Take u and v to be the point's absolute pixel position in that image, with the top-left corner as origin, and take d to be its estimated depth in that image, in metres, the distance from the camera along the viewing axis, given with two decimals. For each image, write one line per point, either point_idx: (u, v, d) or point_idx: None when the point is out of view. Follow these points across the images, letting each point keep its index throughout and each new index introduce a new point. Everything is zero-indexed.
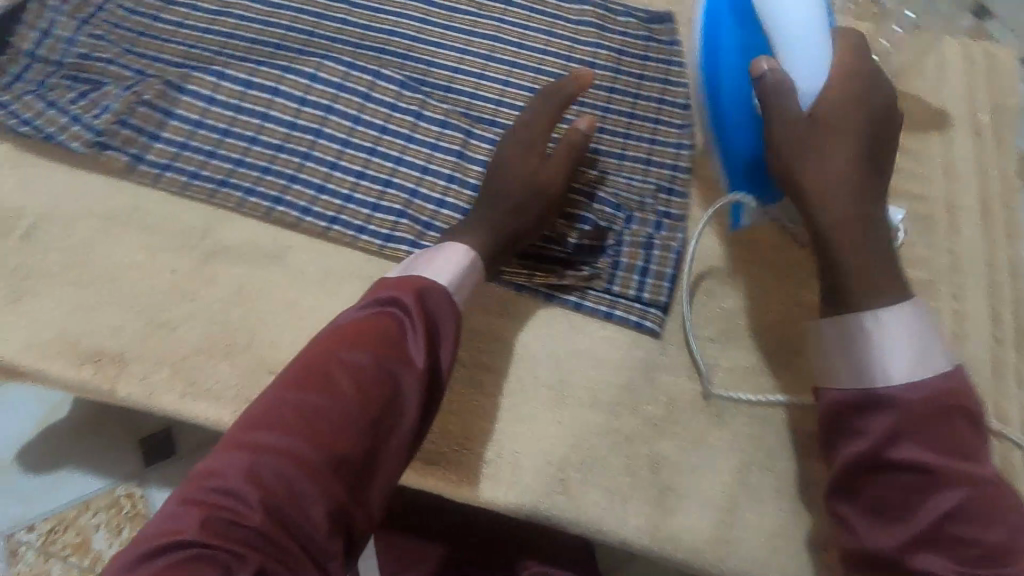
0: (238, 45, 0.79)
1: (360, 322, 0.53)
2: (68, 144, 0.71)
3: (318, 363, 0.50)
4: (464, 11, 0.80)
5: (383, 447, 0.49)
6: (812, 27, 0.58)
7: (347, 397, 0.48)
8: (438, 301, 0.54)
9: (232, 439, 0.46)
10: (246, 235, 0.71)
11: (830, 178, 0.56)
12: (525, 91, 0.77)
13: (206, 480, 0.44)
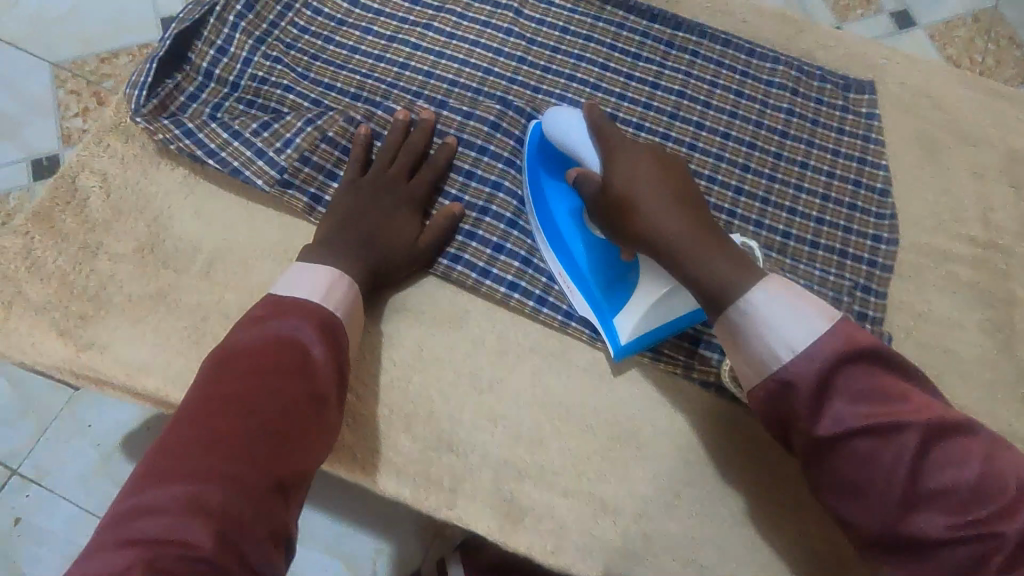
0: (414, 79, 0.77)
1: (256, 341, 0.54)
2: (253, 179, 0.69)
3: (235, 386, 0.51)
4: (648, 66, 0.80)
5: (297, 461, 0.51)
6: (585, 143, 0.63)
7: (272, 424, 0.50)
8: (330, 327, 0.58)
9: (147, 472, 0.47)
10: (424, 292, 0.68)
11: (671, 218, 0.58)
12: (713, 158, 0.76)
13: (136, 515, 0.44)
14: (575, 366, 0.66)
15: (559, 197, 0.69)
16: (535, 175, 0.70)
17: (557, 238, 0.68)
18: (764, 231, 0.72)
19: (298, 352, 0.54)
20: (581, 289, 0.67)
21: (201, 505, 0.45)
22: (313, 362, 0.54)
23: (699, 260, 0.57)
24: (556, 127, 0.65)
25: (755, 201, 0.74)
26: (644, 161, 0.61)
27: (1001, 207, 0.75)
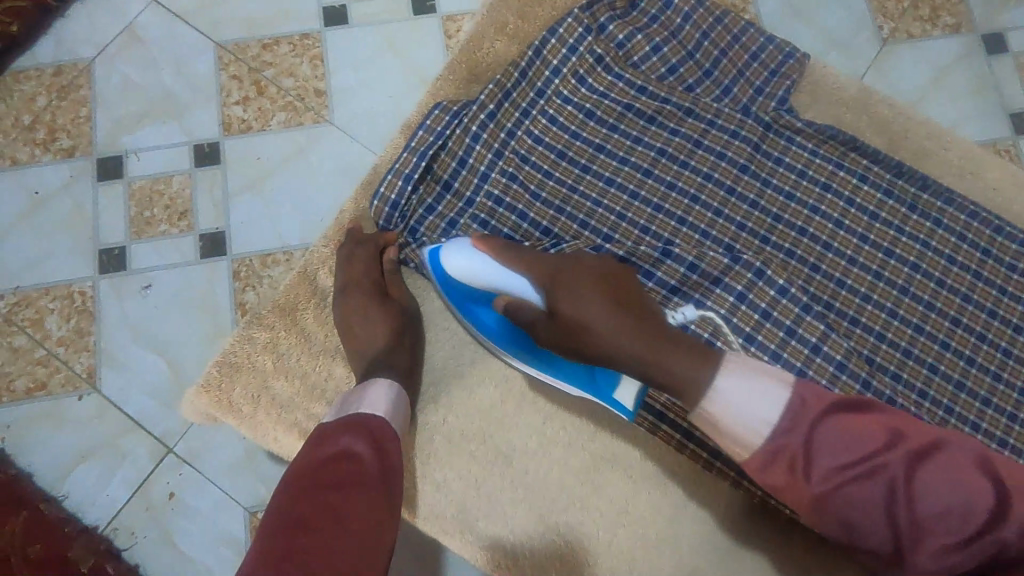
0: (642, 211, 0.76)
1: (312, 464, 0.53)
2: None
3: (297, 506, 0.49)
4: (885, 228, 0.76)
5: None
6: (493, 272, 0.65)
7: (336, 533, 0.47)
8: (377, 442, 0.57)
9: None
10: (635, 448, 0.70)
11: (602, 323, 0.58)
12: (938, 344, 0.73)
13: None
14: (771, 546, 0.68)
15: (487, 314, 0.69)
16: (466, 309, 0.70)
17: (520, 347, 0.68)
18: (980, 434, 0.71)
19: (352, 470, 0.53)
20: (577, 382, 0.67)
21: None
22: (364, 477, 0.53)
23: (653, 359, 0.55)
24: (456, 261, 0.66)
25: (975, 399, 0.72)
26: (539, 269, 0.64)
27: None
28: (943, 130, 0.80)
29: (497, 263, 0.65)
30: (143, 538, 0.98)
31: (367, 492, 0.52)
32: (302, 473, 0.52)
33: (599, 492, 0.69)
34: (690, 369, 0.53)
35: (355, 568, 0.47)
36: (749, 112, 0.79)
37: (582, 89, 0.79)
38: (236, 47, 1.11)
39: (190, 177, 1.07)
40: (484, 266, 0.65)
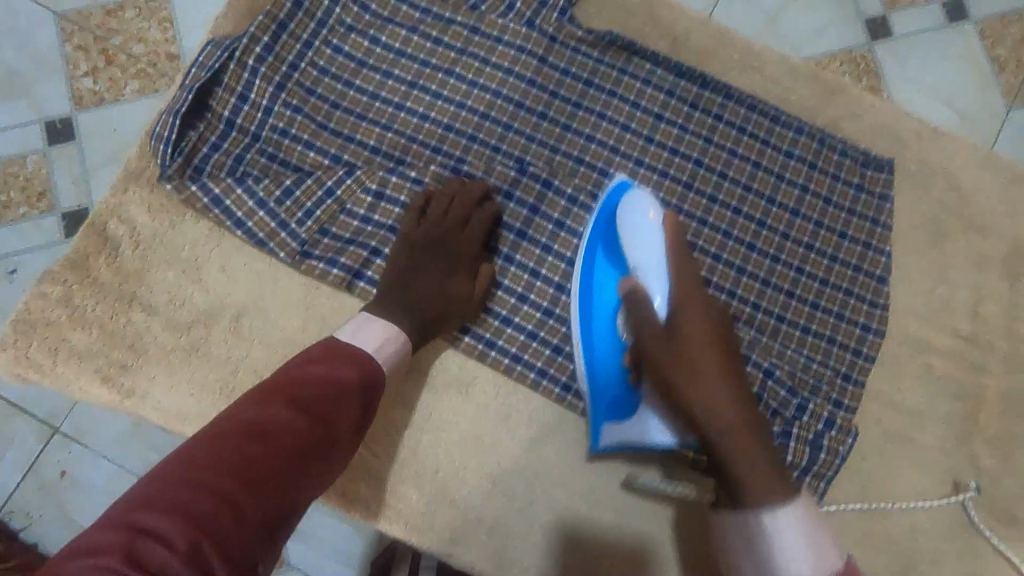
0: (432, 132, 0.77)
1: (291, 379, 0.57)
2: (275, 252, 0.72)
3: (266, 410, 0.54)
4: (670, 128, 0.79)
5: (292, 499, 0.52)
6: (658, 273, 0.69)
7: (280, 453, 0.52)
8: (365, 392, 0.60)
9: (176, 466, 0.49)
10: (437, 360, 0.74)
11: (711, 409, 0.63)
12: (721, 234, 0.77)
13: (141, 506, 0.47)
14: (568, 435, 0.73)
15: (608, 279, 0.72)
16: (590, 263, 0.72)
17: (590, 308, 0.71)
18: (760, 313, 0.76)
19: (332, 419, 0.56)
20: (593, 354, 0.70)
21: (178, 543, 0.45)
22: (338, 427, 0.56)
23: (742, 443, 0.61)
24: (631, 224, 0.70)
25: (756, 282, 0.77)
26: (688, 317, 0.67)
27: (992, 302, 0.78)
28: (728, 31, 0.82)
29: (669, 272, 0.69)
30: (37, 517, 0.98)
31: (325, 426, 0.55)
32: (274, 390, 0.56)
33: (406, 405, 0.73)
34: (763, 466, 0.59)
35: (284, 484, 0.51)
36: (534, 26, 0.80)
37: (366, 16, 0.78)
38: (79, 15, 1.05)
39: (45, 155, 1.03)
40: (663, 268, 0.69)
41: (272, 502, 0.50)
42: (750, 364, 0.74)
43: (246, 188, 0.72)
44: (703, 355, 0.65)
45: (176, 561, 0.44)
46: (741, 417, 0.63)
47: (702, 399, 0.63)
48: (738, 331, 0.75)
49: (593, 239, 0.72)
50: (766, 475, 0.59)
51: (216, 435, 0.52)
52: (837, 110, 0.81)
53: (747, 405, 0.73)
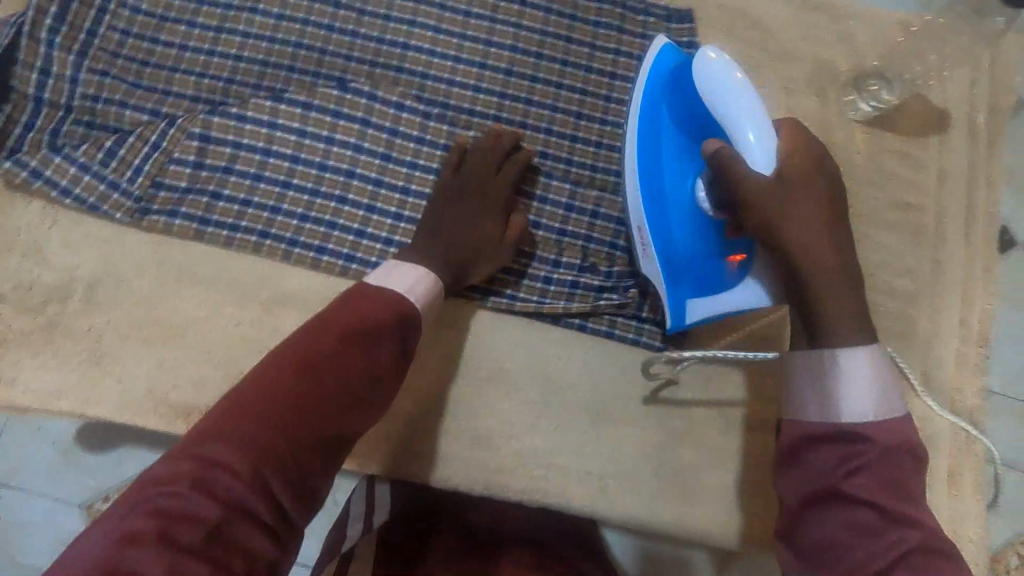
0: (250, 70, 0.78)
1: (343, 316, 0.58)
2: (112, 214, 0.73)
3: (320, 346, 0.56)
4: (481, 21, 0.82)
5: (344, 428, 0.54)
6: (753, 122, 0.61)
7: (331, 387, 0.54)
8: (401, 331, 0.60)
9: (233, 401, 0.52)
10: (299, 284, 0.75)
11: (820, 274, 0.61)
12: (549, 109, 0.81)
13: (206, 435, 0.49)
14: (443, 324, 0.76)
15: (696, 158, 0.70)
16: (686, 126, 0.70)
17: (647, 165, 0.70)
18: (599, 175, 0.80)
19: (373, 357, 0.57)
20: (674, 187, 0.70)
21: (239, 471, 0.48)
22: (381, 367, 0.57)
23: (818, 279, 0.61)
24: (703, 79, 0.62)
25: (591, 146, 0.80)
26: (766, 194, 0.61)
27: (807, 119, 0.84)
28: None
29: (765, 122, 0.61)
30: None
31: (367, 360, 0.57)
32: (321, 329, 0.57)
33: (277, 334, 0.74)
34: (846, 329, 0.58)
35: (338, 415, 0.54)
36: None
37: None
38: None
39: None
40: (744, 121, 0.61)
41: (326, 429, 0.53)
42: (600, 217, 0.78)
43: (68, 158, 0.72)
44: (766, 206, 0.61)
45: (242, 488, 0.47)
46: (850, 278, 0.62)
47: (813, 257, 0.61)
48: (583, 192, 0.78)
49: (665, 83, 0.70)
50: (846, 322, 0.59)
51: (272, 375, 0.53)
52: None
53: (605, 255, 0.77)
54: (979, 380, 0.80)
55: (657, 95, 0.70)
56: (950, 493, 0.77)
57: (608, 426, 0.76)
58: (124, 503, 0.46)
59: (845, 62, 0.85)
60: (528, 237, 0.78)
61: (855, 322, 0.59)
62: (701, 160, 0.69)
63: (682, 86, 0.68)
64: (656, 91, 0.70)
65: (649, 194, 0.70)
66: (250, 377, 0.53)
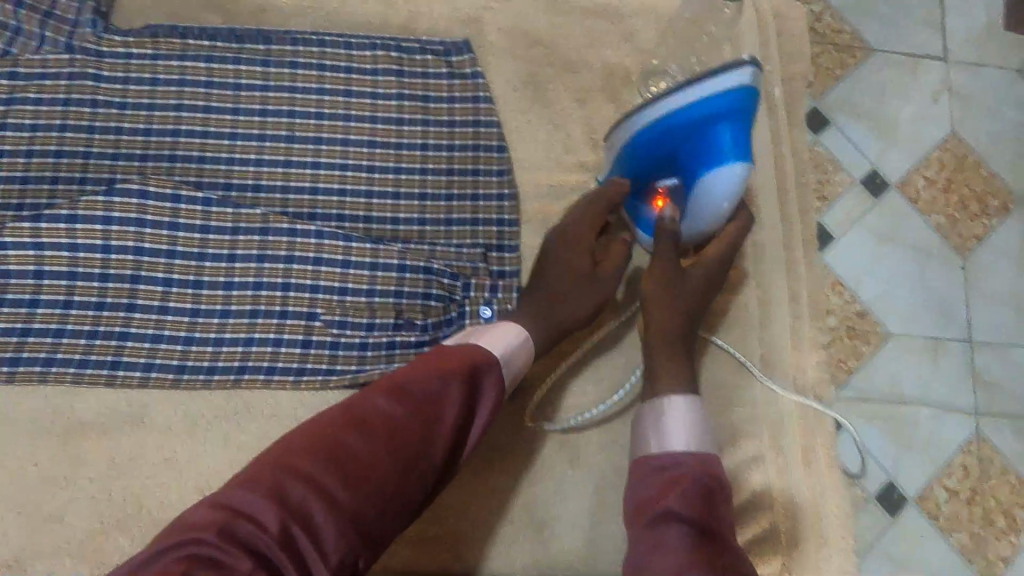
0: (10, 191, 0.73)
1: (393, 376, 0.59)
2: None
3: (365, 411, 0.56)
4: (253, 92, 0.78)
5: (411, 486, 0.54)
6: (706, 208, 0.68)
7: (389, 448, 0.54)
8: (477, 377, 0.60)
9: (288, 457, 0.52)
10: (99, 405, 0.70)
11: (664, 321, 0.69)
12: (339, 169, 0.78)
13: (246, 486, 0.50)
14: (262, 414, 0.72)
15: (643, 135, 0.65)
16: (672, 133, 0.64)
17: (638, 141, 0.66)
18: (401, 226, 0.78)
19: (447, 418, 0.57)
20: (630, 152, 0.69)
21: (268, 524, 0.48)
22: (456, 420, 0.58)
23: (666, 319, 0.69)
24: (727, 184, 0.65)
25: (388, 199, 0.78)
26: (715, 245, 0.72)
27: (605, 127, 0.83)
28: None
29: (718, 208, 0.68)
30: None
31: (439, 421, 0.57)
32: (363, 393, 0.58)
33: (81, 464, 0.69)
34: (675, 381, 0.66)
35: (388, 481, 0.53)
36: (73, 50, 0.77)
37: None
38: None
39: None
40: (715, 210, 0.68)
41: (386, 492, 0.53)
42: (407, 270, 0.75)
43: None
44: (701, 266, 0.71)
45: (269, 542, 0.48)
46: (677, 323, 0.69)
47: (670, 298, 0.69)
48: (385, 247, 0.76)
49: (698, 122, 0.62)
50: (676, 373, 0.67)
51: (304, 436, 0.54)
52: (407, 15, 0.83)
53: (420, 308, 0.75)
54: (816, 352, 0.80)
55: (684, 119, 0.62)
56: (806, 473, 0.76)
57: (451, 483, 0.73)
58: (150, 549, 0.48)
59: (634, 62, 0.85)
60: (336, 305, 0.74)
61: (684, 377, 0.67)
62: (646, 143, 0.66)
63: (703, 137, 0.63)
64: (690, 116, 0.62)
65: (625, 149, 0.69)
66: (296, 437, 0.54)
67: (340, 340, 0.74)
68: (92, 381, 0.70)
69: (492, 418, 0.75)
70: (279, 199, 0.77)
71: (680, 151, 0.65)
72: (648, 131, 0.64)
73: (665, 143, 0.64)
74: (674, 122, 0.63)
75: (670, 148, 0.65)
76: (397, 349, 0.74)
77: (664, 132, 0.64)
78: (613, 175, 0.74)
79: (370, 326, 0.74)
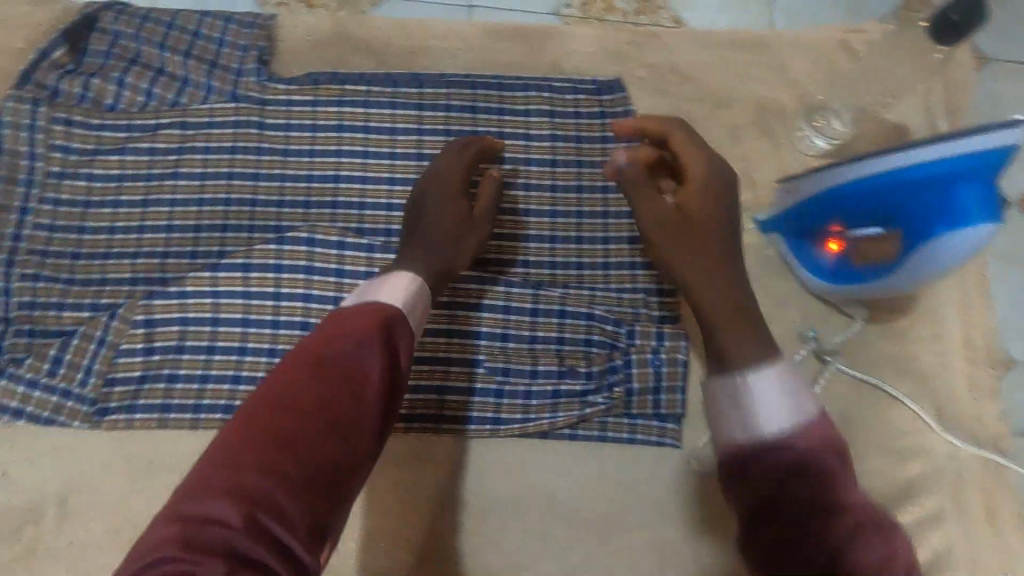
0: (184, 239, 0.75)
1: (292, 356, 0.53)
2: (71, 422, 0.70)
3: (295, 386, 0.50)
4: (408, 136, 0.79)
5: (360, 453, 0.50)
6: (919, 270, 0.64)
7: (330, 417, 0.49)
8: (391, 336, 0.54)
9: (218, 457, 0.46)
10: None
11: None
12: (495, 213, 0.77)
13: (189, 500, 0.44)
14: (429, 462, 0.72)
15: (860, 184, 0.62)
16: (899, 188, 0.59)
17: (851, 188, 0.63)
18: (559, 270, 0.77)
19: (376, 348, 0.53)
20: (833, 198, 0.65)
21: (231, 523, 0.43)
22: (386, 377, 0.52)
23: None
24: (958, 251, 0.60)
25: (544, 242, 0.77)
26: None
27: (762, 165, 0.80)
28: (423, 26, 0.83)
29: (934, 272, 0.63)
30: None
31: (374, 381, 0.51)
32: (288, 364, 0.52)
33: None
34: None
35: (338, 451, 0.48)
36: (238, 98, 0.78)
37: (70, 156, 0.75)
38: None
39: None
40: (928, 273, 0.64)
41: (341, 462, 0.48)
42: (568, 316, 0.74)
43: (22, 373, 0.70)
44: None
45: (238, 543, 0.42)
46: None
47: None
48: (546, 293, 0.75)
49: (939, 183, 0.57)
50: None
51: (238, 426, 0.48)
52: (556, 53, 0.82)
53: (582, 354, 0.74)
54: (996, 404, 0.76)
55: (918, 175, 0.58)
56: (991, 534, 0.72)
57: (620, 539, 0.71)
58: None
59: (790, 97, 0.82)
60: (499, 351, 0.74)
61: None
62: (862, 192, 0.62)
63: (943, 199, 0.58)
64: (930, 176, 0.57)
65: (826, 194, 0.65)
66: (232, 430, 0.48)
67: (504, 388, 0.73)
68: None
69: (660, 470, 0.73)
70: None
71: (904, 206, 0.61)
72: (865, 182, 0.61)
73: (888, 196, 0.61)
74: (903, 175, 0.58)
75: (892, 202, 0.61)
76: (562, 398, 0.73)
77: (891, 185, 0.60)
78: (789, 216, 0.73)
79: (534, 373, 0.73)
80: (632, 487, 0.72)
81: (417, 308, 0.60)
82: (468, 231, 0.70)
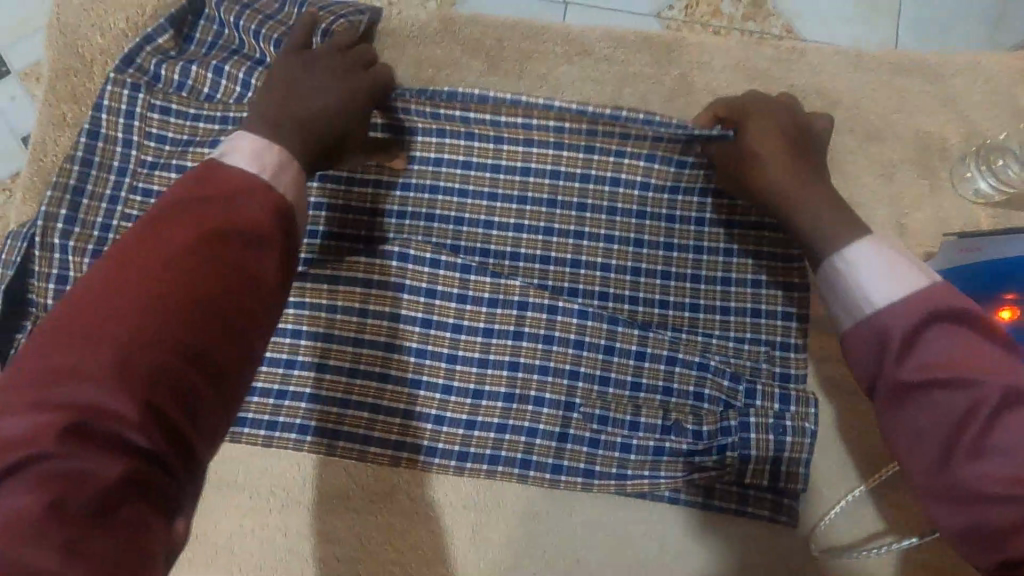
0: None
1: (162, 213, 0.42)
2: None
3: (168, 245, 0.40)
4: (514, 147, 0.69)
5: (256, 343, 0.42)
6: None
7: (238, 295, 0.41)
8: (282, 208, 0.45)
9: (89, 324, 0.37)
10: (349, 478, 0.67)
11: None
12: (603, 241, 0.69)
13: (60, 381, 0.35)
14: (512, 508, 0.67)
15: None
16: None
17: None
18: (670, 312, 0.68)
19: (277, 243, 0.44)
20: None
21: (121, 414, 0.35)
22: (281, 266, 0.44)
23: None
24: None
25: (655, 278, 0.68)
26: None
27: (915, 211, 0.70)
28: (538, 26, 0.75)
29: None
30: None
31: (262, 250, 0.43)
32: (163, 219, 0.42)
33: (330, 539, 0.67)
34: None
35: (239, 334, 0.41)
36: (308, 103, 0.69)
37: (165, 147, 0.72)
38: None
39: None
40: None
41: (240, 340, 0.41)
42: (678, 365, 0.66)
43: None
44: None
45: (126, 440, 0.35)
46: None
47: None
48: (655, 336, 0.67)
49: None
50: None
51: (90, 305, 0.38)
52: (684, 66, 0.74)
53: (690, 409, 0.66)
54: None
55: None
56: None
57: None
58: None
59: (955, 134, 0.71)
60: (597, 396, 0.67)
61: None
62: None
63: None
64: None
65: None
66: (87, 305, 0.38)
67: (600, 437, 0.66)
68: (346, 455, 0.67)
69: (771, 548, 0.65)
70: (537, 270, 0.69)
71: None
72: None
73: None
74: None
75: None
76: (664, 456, 0.65)
77: None
78: (974, 270, 0.61)
79: (635, 424, 0.66)
80: (735, 560, 0.65)
81: (301, 187, 0.49)
82: (308, 97, 0.56)
